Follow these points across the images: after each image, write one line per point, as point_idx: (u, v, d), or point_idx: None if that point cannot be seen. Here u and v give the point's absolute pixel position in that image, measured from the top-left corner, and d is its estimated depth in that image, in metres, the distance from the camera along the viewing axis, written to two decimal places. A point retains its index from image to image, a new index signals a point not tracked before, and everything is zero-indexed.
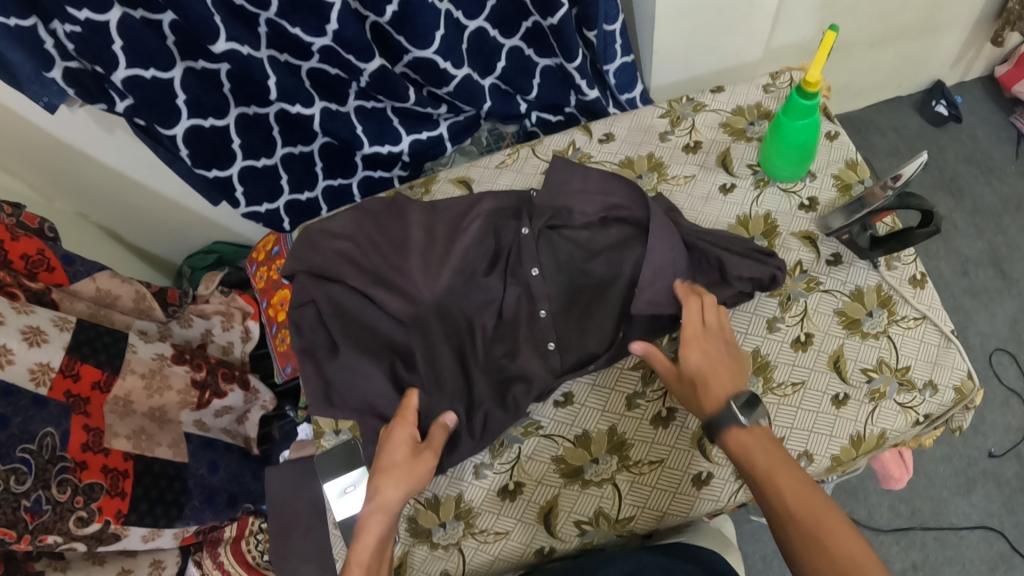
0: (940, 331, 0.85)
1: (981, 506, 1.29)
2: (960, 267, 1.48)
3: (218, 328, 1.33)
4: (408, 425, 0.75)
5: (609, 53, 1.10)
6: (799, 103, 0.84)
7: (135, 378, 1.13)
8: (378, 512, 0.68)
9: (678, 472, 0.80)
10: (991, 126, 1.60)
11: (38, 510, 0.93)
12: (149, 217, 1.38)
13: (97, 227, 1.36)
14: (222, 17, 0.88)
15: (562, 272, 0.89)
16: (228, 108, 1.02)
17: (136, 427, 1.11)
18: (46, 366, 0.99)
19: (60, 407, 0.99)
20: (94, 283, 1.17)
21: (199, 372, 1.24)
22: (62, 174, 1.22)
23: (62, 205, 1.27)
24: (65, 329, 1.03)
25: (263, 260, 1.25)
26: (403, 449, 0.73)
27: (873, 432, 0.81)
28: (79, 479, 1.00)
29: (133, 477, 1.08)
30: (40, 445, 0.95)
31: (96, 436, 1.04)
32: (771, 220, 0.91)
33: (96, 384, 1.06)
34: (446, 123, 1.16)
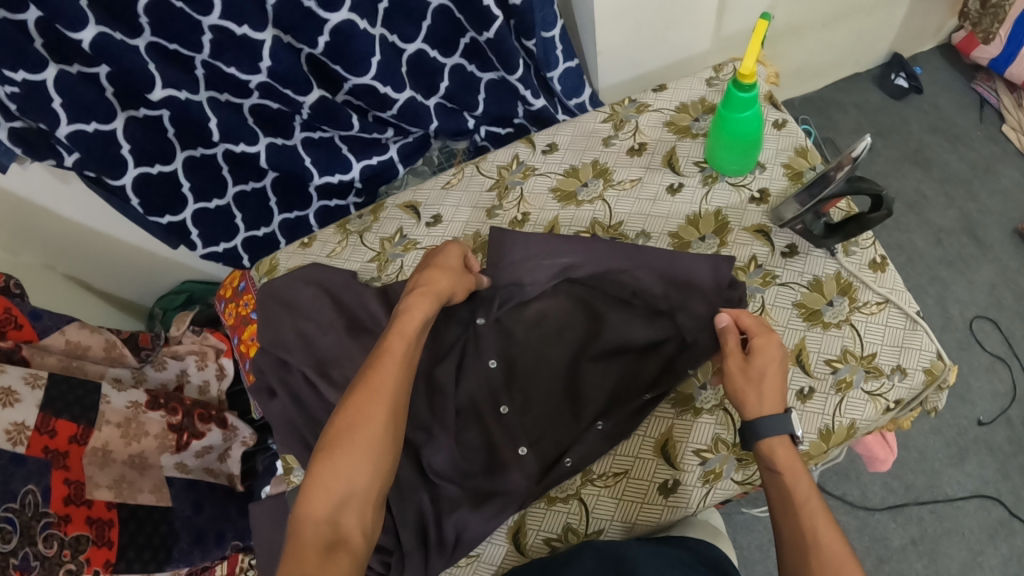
0: (904, 313, 0.83)
1: (976, 475, 1.29)
2: (932, 237, 1.47)
3: (193, 368, 1.28)
4: (456, 243, 0.82)
5: (550, 59, 1.10)
6: (737, 95, 0.83)
7: (112, 428, 1.09)
8: (397, 339, 0.72)
9: (644, 482, 0.79)
10: (953, 94, 1.59)
11: (26, 567, 0.93)
12: (116, 263, 1.36)
13: (66, 279, 1.33)
14: (156, 64, 0.90)
15: (516, 351, 0.84)
16: (174, 152, 1.02)
17: (116, 475, 1.08)
18: (21, 425, 0.98)
19: (38, 463, 0.98)
20: (63, 336, 1.15)
21: (174, 416, 1.18)
22: (28, 230, 1.19)
23: (30, 260, 1.24)
24: (37, 386, 1.02)
25: (230, 297, 1.18)
26: (451, 258, 0.80)
27: (842, 424, 0.79)
28: (65, 532, 0.99)
29: (119, 525, 1.06)
30: (22, 503, 0.94)
31: (78, 489, 1.02)
32: (722, 216, 0.90)
33: (73, 438, 1.04)
34: (396, 145, 1.16)
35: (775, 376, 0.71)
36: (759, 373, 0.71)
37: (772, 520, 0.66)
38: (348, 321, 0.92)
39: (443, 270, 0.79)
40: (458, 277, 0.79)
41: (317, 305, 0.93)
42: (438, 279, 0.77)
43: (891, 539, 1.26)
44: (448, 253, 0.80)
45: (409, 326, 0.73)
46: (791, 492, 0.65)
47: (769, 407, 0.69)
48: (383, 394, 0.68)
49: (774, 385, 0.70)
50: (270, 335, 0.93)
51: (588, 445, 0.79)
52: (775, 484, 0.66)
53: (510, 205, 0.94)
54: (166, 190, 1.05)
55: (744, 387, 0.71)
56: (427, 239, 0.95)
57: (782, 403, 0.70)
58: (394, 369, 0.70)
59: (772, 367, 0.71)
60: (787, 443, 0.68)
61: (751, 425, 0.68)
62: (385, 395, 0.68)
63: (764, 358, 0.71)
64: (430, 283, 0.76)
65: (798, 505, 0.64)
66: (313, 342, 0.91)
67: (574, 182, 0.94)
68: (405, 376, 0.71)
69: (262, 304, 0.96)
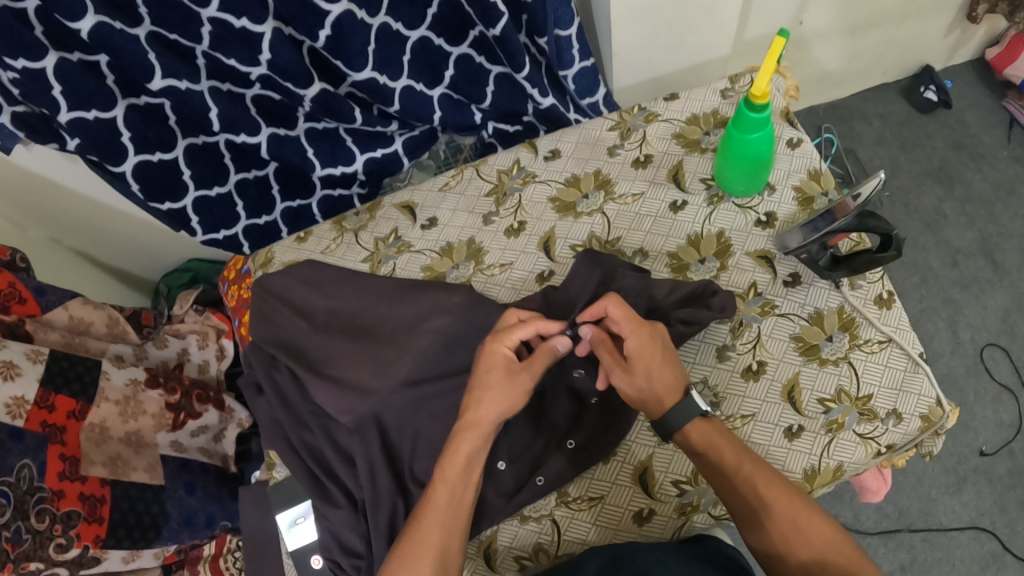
0: (906, 354, 0.81)
1: (972, 506, 1.26)
2: (949, 258, 1.42)
3: (194, 348, 1.26)
4: (502, 346, 0.75)
5: (565, 59, 1.05)
6: (748, 117, 0.80)
7: (110, 405, 1.07)
8: (440, 486, 0.71)
9: (619, 509, 0.78)
10: (983, 111, 1.53)
11: (17, 540, 0.89)
12: (122, 239, 1.34)
13: (71, 251, 1.32)
14: (157, 54, 0.88)
15: None
16: (175, 140, 1.00)
17: (112, 453, 1.04)
18: (21, 399, 0.96)
19: (35, 438, 0.95)
20: (66, 312, 1.12)
21: (173, 395, 1.17)
22: (33, 203, 1.17)
23: (37, 232, 1.24)
24: (39, 361, 1.01)
25: (234, 279, 1.15)
26: (497, 376, 0.74)
27: (829, 465, 0.77)
28: (56, 508, 0.94)
29: (111, 503, 1.01)
30: (17, 477, 0.91)
31: (73, 465, 0.98)
32: (724, 239, 0.88)
33: (72, 413, 1.02)
34: (401, 138, 1.13)
35: (662, 366, 0.73)
36: (644, 375, 0.73)
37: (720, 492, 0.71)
38: (342, 323, 0.92)
39: (489, 384, 0.74)
40: (502, 394, 0.73)
41: (312, 302, 0.94)
42: (483, 408, 0.73)
43: (881, 563, 1.24)
44: (495, 365, 0.74)
45: (452, 467, 0.72)
46: (721, 468, 0.71)
47: (670, 401, 0.73)
48: (429, 547, 0.68)
49: (664, 378, 0.73)
50: (266, 330, 0.94)
51: (561, 467, 0.79)
52: (704, 463, 0.72)
53: (508, 212, 0.93)
54: (165, 178, 1.03)
55: (642, 395, 0.74)
56: (421, 242, 0.94)
57: (678, 386, 0.74)
58: (440, 521, 0.70)
59: (654, 362, 0.72)
60: (700, 423, 0.73)
61: (662, 427, 0.73)
62: (431, 546, 0.68)
63: (641, 360, 0.72)
64: (478, 411, 0.73)
65: (733, 475, 0.70)
66: (304, 347, 0.92)
67: (575, 192, 0.92)
68: (452, 522, 0.71)
69: (257, 296, 0.97)
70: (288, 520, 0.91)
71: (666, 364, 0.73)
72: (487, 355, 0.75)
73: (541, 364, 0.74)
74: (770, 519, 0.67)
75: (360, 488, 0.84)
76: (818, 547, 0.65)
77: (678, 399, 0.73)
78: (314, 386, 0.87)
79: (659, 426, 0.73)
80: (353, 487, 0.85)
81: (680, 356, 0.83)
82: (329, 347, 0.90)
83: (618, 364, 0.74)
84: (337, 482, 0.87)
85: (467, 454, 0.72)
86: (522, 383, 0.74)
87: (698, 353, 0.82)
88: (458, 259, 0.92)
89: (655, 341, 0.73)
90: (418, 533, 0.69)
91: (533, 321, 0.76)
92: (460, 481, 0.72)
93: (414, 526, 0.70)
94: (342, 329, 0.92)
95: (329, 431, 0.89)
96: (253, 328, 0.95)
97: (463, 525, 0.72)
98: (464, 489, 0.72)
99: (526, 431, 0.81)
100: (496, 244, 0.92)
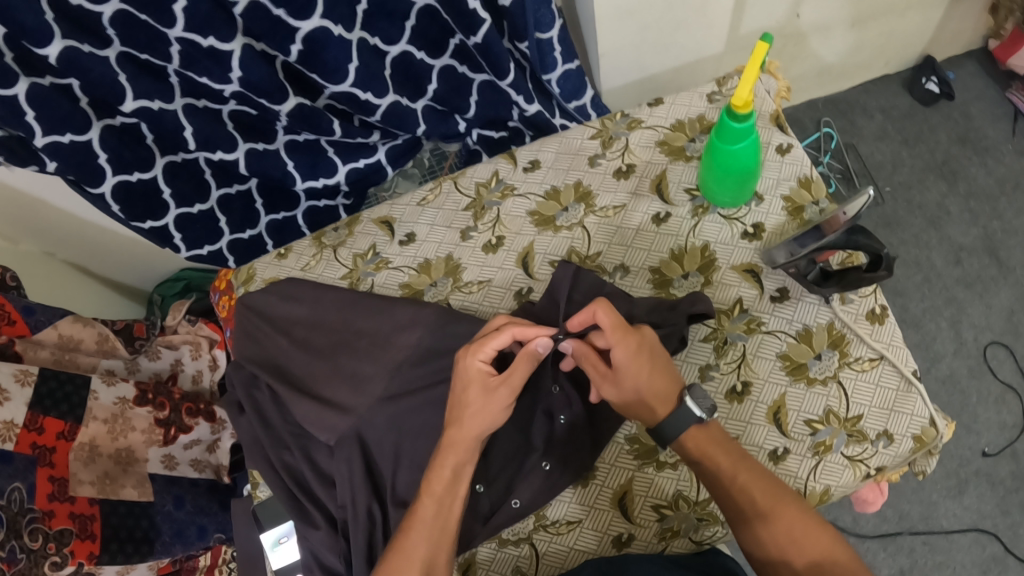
0: (899, 372, 0.79)
1: (974, 509, 1.23)
2: (952, 255, 1.38)
3: (187, 358, 1.21)
4: (479, 358, 0.71)
5: (548, 62, 1.01)
6: (730, 126, 0.78)
7: (98, 424, 1.02)
8: (426, 500, 0.70)
9: (598, 532, 0.78)
10: (986, 103, 1.48)
11: (12, 559, 0.84)
12: (115, 250, 1.28)
13: (65, 264, 1.26)
14: (128, 76, 0.87)
15: None
16: (153, 158, 0.99)
17: (100, 471, 1.00)
18: (9, 422, 0.90)
19: (26, 460, 0.90)
20: (56, 331, 1.06)
21: (162, 410, 1.11)
22: (23, 221, 1.12)
23: (29, 246, 1.18)
24: (27, 384, 0.95)
25: (223, 289, 1.09)
26: (474, 393, 0.71)
27: (817, 488, 0.77)
28: (48, 527, 0.90)
29: (101, 520, 0.97)
30: (8, 500, 0.86)
31: (62, 486, 0.94)
32: (709, 252, 0.86)
33: (61, 434, 0.97)
34: (384, 147, 1.10)
35: (650, 376, 0.70)
36: (634, 385, 0.70)
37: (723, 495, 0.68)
38: (321, 341, 0.90)
39: (470, 402, 0.71)
40: (484, 411, 0.71)
41: (292, 319, 0.93)
42: (467, 422, 0.71)
43: (880, 568, 1.21)
44: (473, 380, 0.71)
45: (438, 481, 0.70)
46: (717, 478, 0.69)
47: (661, 411, 0.71)
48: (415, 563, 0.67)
49: (655, 387, 0.70)
50: (248, 350, 0.93)
51: (536, 489, 0.78)
52: (701, 472, 0.70)
53: (486, 226, 0.93)
54: (147, 197, 1.01)
55: (632, 406, 0.71)
56: (400, 259, 0.93)
57: (671, 393, 0.71)
58: (427, 534, 0.68)
59: (641, 373, 0.69)
60: (697, 431, 0.70)
61: (655, 437, 0.71)
62: (416, 563, 0.67)
63: (628, 373, 0.69)
64: (462, 426, 0.71)
65: (728, 485, 0.68)
66: (283, 365, 0.90)
67: (555, 205, 0.91)
68: (440, 537, 0.69)
69: (237, 315, 0.95)
70: (271, 540, 0.88)
71: (656, 374, 0.70)
72: (463, 368, 0.72)
73: (521, 377, 0.71)
74: (772, 522, 0.66)
75: (339, 508, 0.83)
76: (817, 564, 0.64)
77: (671, 407, 0.71)
78: (292, 404, 0.86)
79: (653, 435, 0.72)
80: (332, 507, 0.84)
81: None
82: (308, 367, 0.88)
83: (605, 377, 0.71)
84: (316, 502, 0.86)
85: (453, 467, 0.70)
86: (502, 400, 0.71)
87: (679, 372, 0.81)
88: (436, 276, 0.92)
89: (642, 348, 0.70)
90: (405, 550, 0.68)
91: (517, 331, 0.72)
92: (446, 494, 0.70)
93: (400, 542, 0.69)
94: (322, 346, 0.90)
95: (307, 452, 0.87)
96: (237, 346, 0.94)
97: (453, 538, 0.70)
98: (452, 501, 0.70)
99: (503, 452, 0.79)
100: (474, 259, 0.91)
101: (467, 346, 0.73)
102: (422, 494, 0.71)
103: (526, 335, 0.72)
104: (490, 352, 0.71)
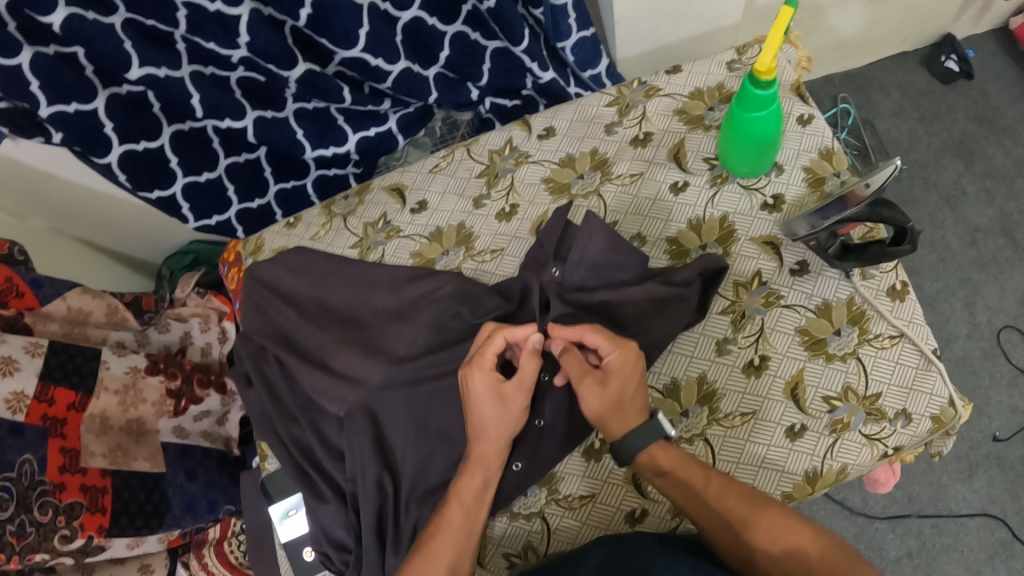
0: (919, 350, 0.77)
1: (983, 493, 1.21)
2: (968, 236, 1.35)
3: (196, 331, 1.19)
4: (485, 372, 0.71)
5: (562, 29, 0.99)
6: (752, 94, 0.76)
7: (110, 395, 1.00)
8: (455, 504, 0.70)
9: (612, 507, 0.77)
10: (1006, 83, 1.44)
11: (22, 533, 0.85)
12: (122, 225, 1.26)
13: (74, 239, 1.24)
14: (134, 42, 0.85)
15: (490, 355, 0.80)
16: (160, 127, 0.96)
17: (112, 443, 0.98)
18: (21, 394, 0.89)
19: (36, 432, 0.90)
20: (65, 302, 1.04)
21: (174, 381, 1.09)
22: (31, 194, 1.10)
23: (37, 221, 1.16)
24: (38, 355, 0.93)
25: (233, 261, 1.07)
26: (491, 405, 0.71)
27: (832, 467, 0.75)
28: (59, 500, 0.89)
29: (112, 493, 0.96)
30: (19, 472, 0.86)
31: (73, 458, 0.93)
32: (728, 224, 0.84)
33: (72, 405, 0.95)
34: (395, 116, 1.08)
35: (634, 385, 0.70)
36: (618, 387, 0.70)
37: (699, 514, 0.67)
38: (332, 313, 0.88)
39: (488, 413, 0.71)
40: (505, 420, 0.72)
41: (303, 290, 0.91)
42: (492, 437, 0.72)
43: (887, 549, 1.20)
44: (487, 391, 0.71)
45: (467, 489, 0.71)
46: (688, 487, 0.67)
47: (634, 420, 0.70)
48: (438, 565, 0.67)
49: (634, 396, 0.70)
50: (256, 321, 0.91)
51: (534, 449, 0.77)
52: (674, 489, 0.68)
53: (499, 194, 0.92)
54: (154, 167, 0.99)
55: (608, 412, 0.70)
56: (410, 227, 0.93)
57: (644, 407, 0.71)
58: (454, 539, 0.69)
59: (628, 381, 0.70)
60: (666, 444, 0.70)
61: (618, 451, 0.69)
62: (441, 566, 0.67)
63: (617, 376, 0.70)
64: (488, 441, 0.72)
65: (699, 495, 0.67)
66: (291, 331, 0.88)
67: (570, 173, 0.91)
68: (467, 541, 0.70)
69: (246, 285, 0.94)
70: (279, 513, 0.89)
71: (640, 386, 0.71)
72: (472, 387, 0.71)
73: (532, 377, 0.73)
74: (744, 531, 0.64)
75: (348, 482, 0.81)
76: (801, 556, 0.61)
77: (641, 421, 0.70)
78: (299, 372, 0.84)
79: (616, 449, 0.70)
80: (342, 481, 0.83)
81: (678, 349, 0.80)
82: (318, 338, 0.86)
83: (587, 377, 0.71)
84: (326, 475, 0.84)
85: (484, 478, 0.72)
86: (519, 403, 0.72)
87: (697, 346, 0.80)
88: (447, 245, 0.91)
89: (636, 363, 0.71)
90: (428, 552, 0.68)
91: (518, 332, 0.73)
92: (475, 501, 0.71)
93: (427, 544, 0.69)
94: (332, 316, 0.88)
95: (316, 425, 0.86)
96: (245, 318, 0.92)
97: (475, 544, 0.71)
98: (479, 509, 0.71)
99: None
100: (487, 228, 0.90)
101: (467, 365, 0.72)
102: (450, 499, 0.71)
103: (517, 337, 0.73)
104: (492, 362, 0.72)
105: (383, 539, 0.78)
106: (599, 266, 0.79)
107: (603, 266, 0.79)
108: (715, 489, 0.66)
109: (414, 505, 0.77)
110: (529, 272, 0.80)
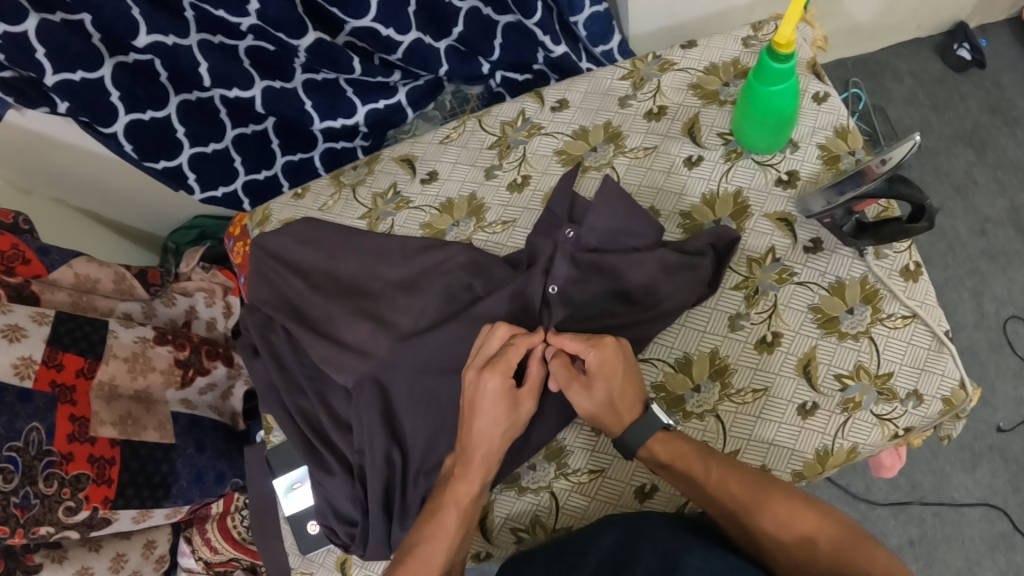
0: (931, 331, 0.77)
1: (985, 483, 1.21)
2: (977, 226, 1.35)
3: (201, 305, 1.18)
4: (495, 373, 0.69)
5: (575, 4, 0.98)
6: (771, 67, 0.75)
7: (119, 363, 0.98)
8: (452, 509, 0.70)
9: (620, 483, 0.76)
10: (1019, 73, 1.43)
11: (26, 505, 0.84)
12: (126, 198, 1.25)
13: (78, 211, 1.23)
14: (142, 10, 0.84)
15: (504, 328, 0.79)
16: (167, 97, 0.95)
17: (123, 411, 0.97)
18: (29, 359, 0.88)
19: (45, 400, 0.88)
20: (72, 270, 1.02)
21: (182, 351, 1.08)
22: (34, 165, 1.09)
23: (41, 193, 1.16)
24: (44, 323, 0.92)
25: (239, 234, 1.06)
26: (499, 409, 0.69)
27: (843, 446, 0.74)
28: (65, 472, 0.88)
29: (120, 464, 0.95)
30: (25, 442, 0.84)
31: (83, 426, 0.91)
32: (742, 199, 0.84)
33: (80, 372, 0.94)
34: (405, 88, 1.06)
35: (620, 380, 0.69)
36: (606, 392, 0.69)
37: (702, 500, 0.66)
38: (338, 284, 0.88)
39: (483, 409, 0.69)
40: (505, 419, 0.70)
41: (314, 262, 0.90)
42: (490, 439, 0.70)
43: (889, 536, 1.19)
44: (490, 395, 0.69)
45: (463, 493, 0.70)
46: (691, 478, 0.67)
47: (626, 415, 0.70)
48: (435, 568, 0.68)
49: (624, 394, 0.70)
50: (263, 291, 0.90)
51: (543, 423, 0.76)
52: (676, 480, 0.68)
53: (512, 165, 0.91)
54: (160, 136, 0.98)
55: (602, 411, 0.70)
56: (421, 198, 0.92)
57: (638, 398, 0.70)
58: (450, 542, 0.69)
59: (614, 377, 0.69)
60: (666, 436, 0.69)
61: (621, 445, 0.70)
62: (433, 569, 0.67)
63: (601, 376, 0.69)
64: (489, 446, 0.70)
65: (699, 485, 0.66)
66: (299, 301, 0.87)
67: (583, 145, 0.90)
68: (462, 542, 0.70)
69: (253, 254, 0.92)
70: (284, 486, 0.89)
71: (626, 379, 0.70)
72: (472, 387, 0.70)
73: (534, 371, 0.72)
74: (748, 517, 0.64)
75: (355, 454, 0.80)
76: (810, 539, 0.62)
77: (637, 415, 0.70)
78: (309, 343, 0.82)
79: (618, 445, 0.70)
80: (348, 453, 0.82)
81: (691, 324, 0.79)
82: (328, 308, 0.85)
83: (576, 381, 0.70)
84: (333, 448, 0.83)
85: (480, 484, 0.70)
86: (527, 409, 0.72)
87: (710, 321, 0.79)
88: (458, 216, 0.90)
89: (620, 354, 0.69)
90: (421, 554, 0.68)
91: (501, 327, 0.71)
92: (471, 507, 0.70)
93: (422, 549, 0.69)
94: (340, 287, 0.87)
95: (324, 396, 0.85)
96: (252, 288, 0.91)
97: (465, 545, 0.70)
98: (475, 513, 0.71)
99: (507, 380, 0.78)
100: (498, 199, 0.90)
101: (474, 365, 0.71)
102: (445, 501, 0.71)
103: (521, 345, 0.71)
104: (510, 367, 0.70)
105: (389, 511, 0.78)
106: (614, 232, 0.77)
107: (619, 232, 0.77)
108: (715, 476, 0.66)
109: (424, 476, 0.78)
110: (543, 236, 0.79)
